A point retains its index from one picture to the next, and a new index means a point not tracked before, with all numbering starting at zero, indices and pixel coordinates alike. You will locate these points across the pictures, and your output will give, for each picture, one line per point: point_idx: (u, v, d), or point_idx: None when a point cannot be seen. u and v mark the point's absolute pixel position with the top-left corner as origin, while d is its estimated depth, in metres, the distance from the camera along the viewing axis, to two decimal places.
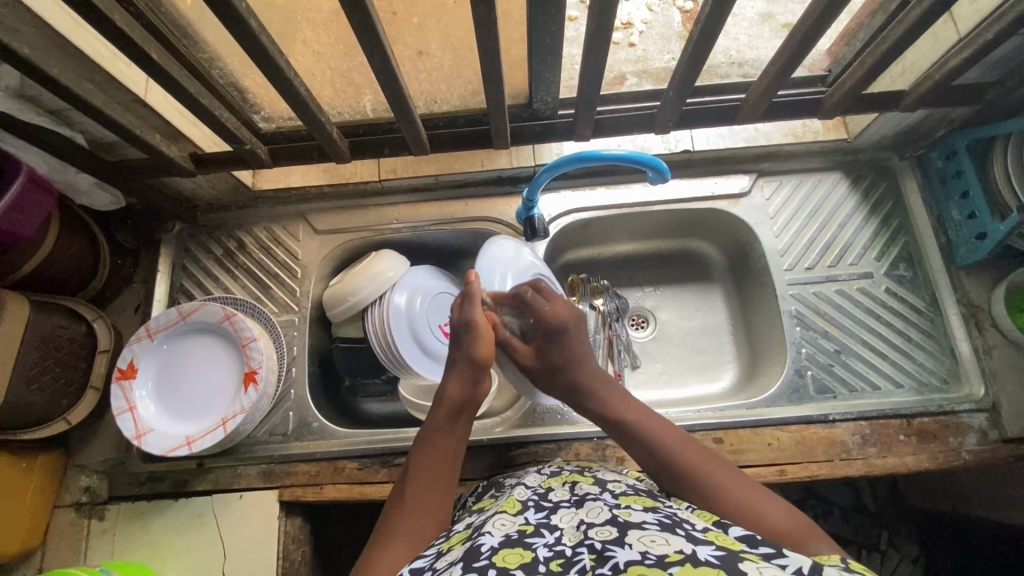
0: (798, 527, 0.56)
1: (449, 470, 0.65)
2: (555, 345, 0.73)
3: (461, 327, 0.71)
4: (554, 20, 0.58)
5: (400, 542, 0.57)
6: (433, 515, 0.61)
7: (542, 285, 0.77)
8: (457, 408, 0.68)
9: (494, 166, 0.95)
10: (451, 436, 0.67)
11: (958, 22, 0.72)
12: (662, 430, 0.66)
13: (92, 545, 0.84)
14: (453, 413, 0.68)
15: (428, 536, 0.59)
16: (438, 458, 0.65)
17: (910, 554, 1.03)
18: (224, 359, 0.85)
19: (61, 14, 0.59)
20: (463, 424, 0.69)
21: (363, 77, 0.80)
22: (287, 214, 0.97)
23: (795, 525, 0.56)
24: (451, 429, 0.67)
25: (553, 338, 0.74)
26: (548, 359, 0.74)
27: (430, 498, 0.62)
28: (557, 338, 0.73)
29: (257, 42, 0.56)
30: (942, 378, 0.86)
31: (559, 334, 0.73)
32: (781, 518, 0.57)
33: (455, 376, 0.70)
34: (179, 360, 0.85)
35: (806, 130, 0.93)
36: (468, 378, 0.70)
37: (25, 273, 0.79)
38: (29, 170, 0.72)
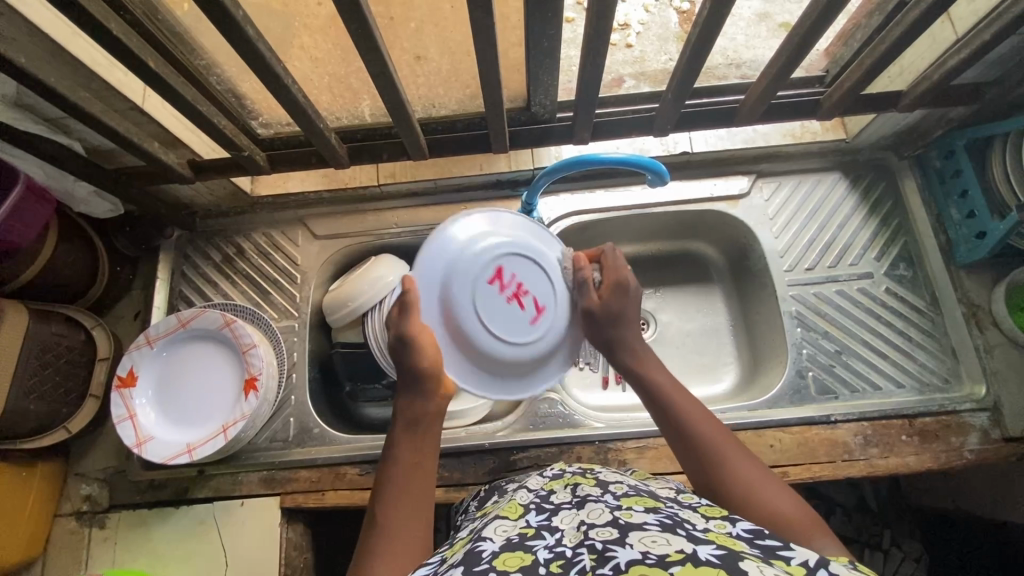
0: (807, 522, 0.55)
1: (423, 481, 0.63)
2: (618, 297, 0.72)
3: (398, 342, 0.69)
4: (550, 25, 0.58)
5: (384, 558, 0.55)
6: (417, 529, 0.59)
7: (609, 254, 0.76)
8: (414, 420, 0.67)
9: (493, 169, 0.95)
10: (416, 448, 0.65)
11: (955, 22, 0.72)
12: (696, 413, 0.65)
13: (94, 553, 0.83)
14: (411, 427, 0.66)
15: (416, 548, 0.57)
16: (407, 471, 0.63)
17: (912, 553, 1.01)
18: (204, 365, 0.85)
19: (59, 24, 0.58)
20: (426, 434, 0.66)
21: (361, 82, 0.79)
22: (285, 219, 0.97)
23: (805, 521, 0.55)
24: (416, 443, 0.65)
25: (618, 298, 0.72)
26: (608, 307, 0.72)
27: (408, 510, 0.60)
28: (624, 292, 0.73)
29: (253, 48, 0.56)
30: (943, 377, 0.86)
31: (623, 290, 0.73)
32: (796, 515, 0.55)
33: (405, 393, 0.68)
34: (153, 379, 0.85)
35: (805, 131, 0.94)
36: (420, 392, 0.68)
37: (23, 281, 0.79)
38: (26, 179, 0.72)
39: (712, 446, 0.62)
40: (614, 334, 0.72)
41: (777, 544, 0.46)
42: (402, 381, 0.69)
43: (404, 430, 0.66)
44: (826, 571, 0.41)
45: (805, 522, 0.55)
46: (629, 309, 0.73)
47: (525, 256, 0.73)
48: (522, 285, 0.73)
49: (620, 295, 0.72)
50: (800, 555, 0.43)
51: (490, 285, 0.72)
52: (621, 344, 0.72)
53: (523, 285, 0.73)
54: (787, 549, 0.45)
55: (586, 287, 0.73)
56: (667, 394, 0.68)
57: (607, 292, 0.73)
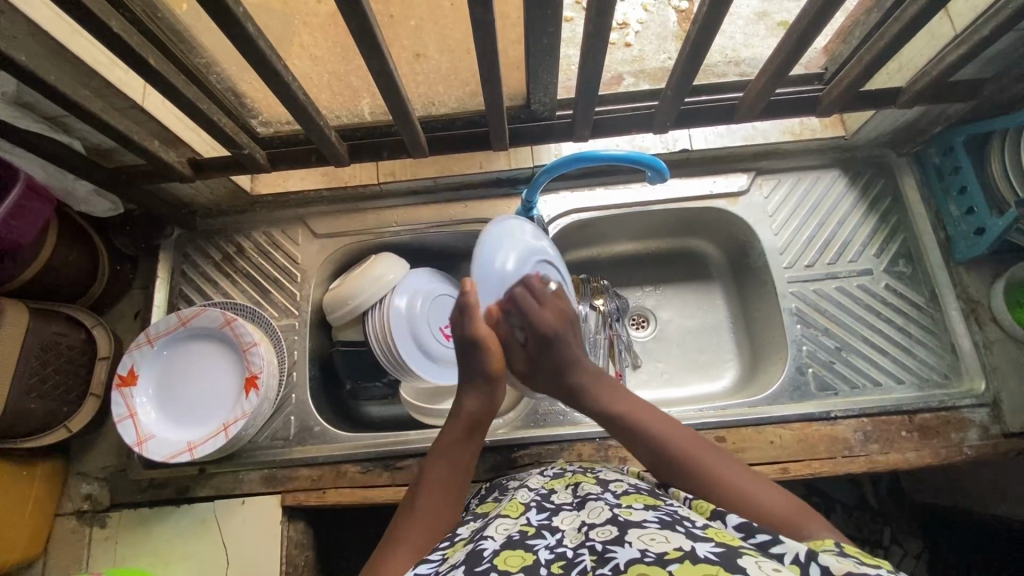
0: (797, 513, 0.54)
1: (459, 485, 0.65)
2: (551, 347, 0.70)
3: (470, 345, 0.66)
4: (550, 22, 0.58)
5: (410, 545, 0.57)
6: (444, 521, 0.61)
7: (539, 282, 0.73)
8: (474, 421, 0.67)
9: (493, 167, 0.95)
10: (465, 452, 0.66)
11: (953, 19, 0.72)
12: (666, 429, 0.64)
13: (95, 552, 0.83)
14: (469, 430, 0.67)
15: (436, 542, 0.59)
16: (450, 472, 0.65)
17: (913, 550, 1.04)
18: (230, 366, 0.84)
19: (59, 22, 0.59)
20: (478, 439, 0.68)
21: (361, 80, 0.80)
22: (286, 218, 0.97)
23: (796, 513, 0.54)
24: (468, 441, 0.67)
25: (549, 348, 0.70)
26: (546, 358, 0.70)
27: (441, 508, 0.62)
28: (550, 343, 0.70)
29: (254, 46, 0.56)
30: (943, 373, 0.86)
31: (557, 338, 0.70)
32: (784, 510, 0.55)
33: (472, 390, 0.68)
34: (190, 367, 0.85)
35: (803, 128, 0.94)
36: (487, 392, 0.68)
37: (23, 280, 0.79)
38: (26, 177, 0.71)
39: (689, 459, 0.61)
40: (564, 385, 0.70)
41: (769, 538, 0.46)
42: (467, 379, 0.68)
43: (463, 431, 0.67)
44: (817, 566, 0.41)
45: (796, 515, 0.54)
46: (564, 357, 0.70)
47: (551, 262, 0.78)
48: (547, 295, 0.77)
49: (547, 347, 0.70)
50: (790, 548, 0.44)
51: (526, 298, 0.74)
52: (574, 390, 0.70)
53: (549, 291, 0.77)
54: (779, 542, 0.45)
55: (511, 343, 0.71)
56: (633, 417, 0.66)
57: (534, 348, 0.70)
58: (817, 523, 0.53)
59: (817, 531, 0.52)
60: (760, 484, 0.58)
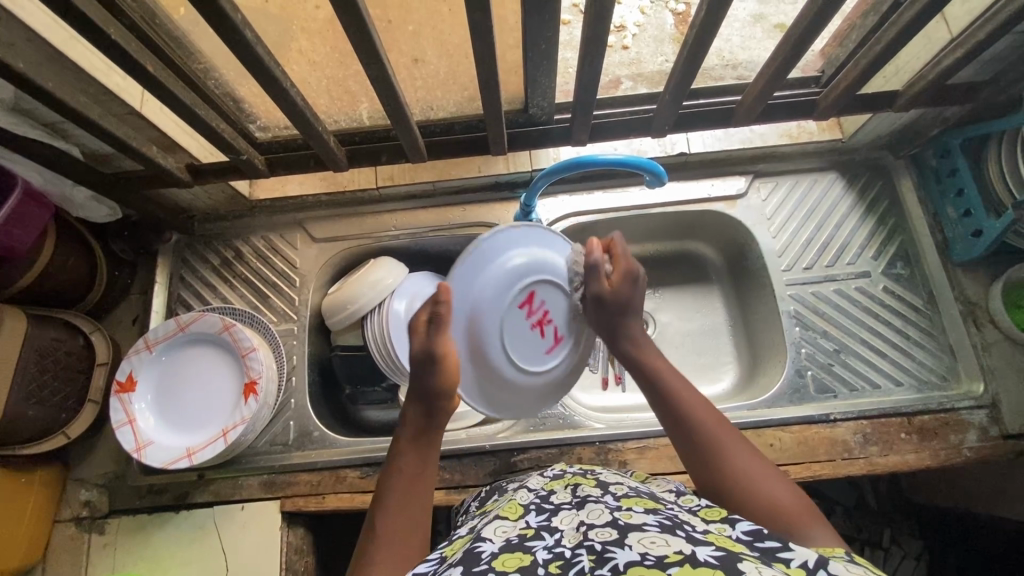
0: (802, 512, 0.55)
1: (420, 494, 0.62)
2: (630, 285, 0.71)
3: (425, 359, 0.66)
4: (548, 27, 0.58)
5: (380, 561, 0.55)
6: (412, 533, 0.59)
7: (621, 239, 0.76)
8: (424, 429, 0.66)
9: (491, 171, 0.95)
10: (419, 460, 0.64)
11: (949, 22, 0.72)
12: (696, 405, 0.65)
13: (93, 559, 0.83)
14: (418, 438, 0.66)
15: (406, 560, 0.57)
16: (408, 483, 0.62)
17: (912, 551, 1.03)
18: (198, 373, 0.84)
19: (57, 29, 0.58)
20: (430, 445, 0.66)
21: (359, 85, 0.80)
22: (284, 222, 0.96)
23: (801, 512, 0.55)
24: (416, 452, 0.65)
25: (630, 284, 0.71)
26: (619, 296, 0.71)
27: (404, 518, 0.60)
28: (636, 281, 0.71)
29: (253, 52, 0.56)
30: (941, 375, 0.86)
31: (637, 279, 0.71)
32: (787, 504, 0.56)
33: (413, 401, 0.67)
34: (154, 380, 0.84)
35: (800, 131, 0.94)
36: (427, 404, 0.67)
37: (22, 286, 0.78)
38: (24, 183, 0.71)
39: (711, 440, 0.62)
40: (619, 325, 0.71)
41: (777, 544, 0.46)
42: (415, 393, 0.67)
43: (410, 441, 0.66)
44: (825, 572, 0.41)
45: (799, 513, 0.55)
46: (637, 297, 0.71)
47: (559, 283, 0.74)
48: (547, 313, 0.75)
49: (632, 282, 0.71)
50: (798, 554, 0.44)
51: (518, 307, 0.73)
52: (624, 334, 0.71)
53: (549, 310, 0.75)
54: (786, 549, 0.45)
55: (597, 273, 0.71)
56: (668, 388, 0.67)
57: (620, 277, 0.71)
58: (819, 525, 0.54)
59: (819, 534, 0.52)
60: (774, 476, 0.59)
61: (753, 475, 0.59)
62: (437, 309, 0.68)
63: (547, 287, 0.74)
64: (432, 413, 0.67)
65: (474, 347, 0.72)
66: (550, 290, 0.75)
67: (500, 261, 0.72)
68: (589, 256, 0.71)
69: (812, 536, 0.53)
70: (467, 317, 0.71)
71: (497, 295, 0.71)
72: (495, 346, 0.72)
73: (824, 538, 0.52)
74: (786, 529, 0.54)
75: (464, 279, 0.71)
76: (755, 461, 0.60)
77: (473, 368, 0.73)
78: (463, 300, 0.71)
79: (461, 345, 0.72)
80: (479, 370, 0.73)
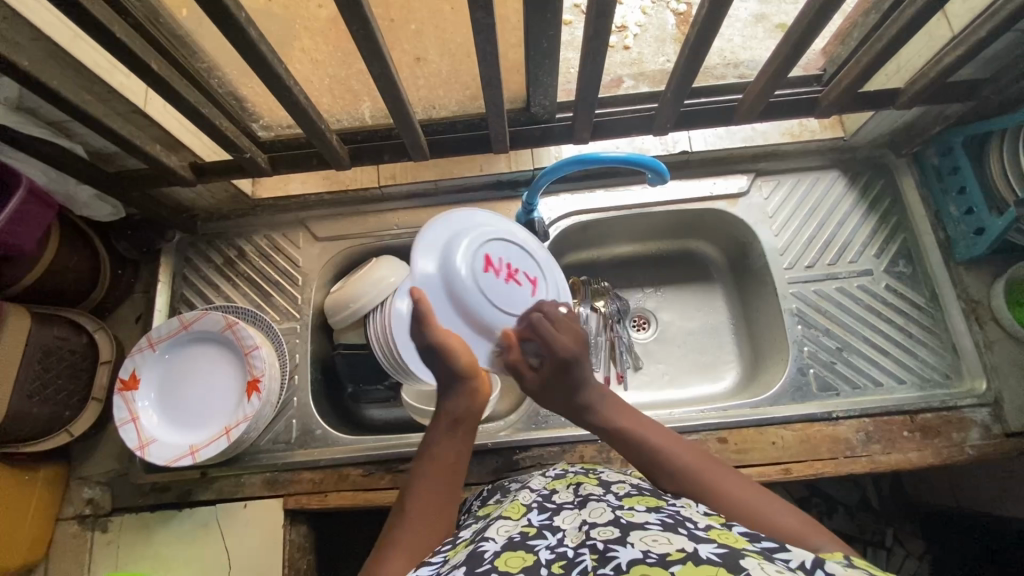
0: (802, 526, 0.54)
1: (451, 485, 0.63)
2: (564, 371, 0.69)
3: (427, 351, 0.66)
4: (550, 25, 0.58)
5: (406, 548, 0.56)
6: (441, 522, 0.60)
7: (552, 306, 0.72)
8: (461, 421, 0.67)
9: (493, 170, 0.95)
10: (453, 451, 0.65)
11: (951, 20, 0.72)
12: (674, 447, 0.64)
13: (96, 557, 0.83)
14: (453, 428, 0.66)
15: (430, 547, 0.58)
16: (437, 471, 0.63)
17: (915, 551, 1.04)
18: (222, 366, 0.85)
19: (62, 27, 0.59)
20: (466, 438, 0.67)
21: (361, 84, 0.80)
22: (287, 221, 0.97)
23: (801, 526, 0.54)
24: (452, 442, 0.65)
25: (563, 371, 0.69)
26: (555, 382, 0.70)
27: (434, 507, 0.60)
28: (568, 367, 0.69)
29: (256, 50, 0.56)
30: (943, 373, 0.86)
31: (569, 363, 0.69)
32: (788, 522, 0.54)
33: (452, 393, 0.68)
34: (181, 371, 0.85)
35: (802, 129, 0.94)
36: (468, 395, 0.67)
37: (26, 285, 0.79)
38: (28, 182, 0.72)
39: (695, 473, 0.60)
40: (572, 405, 0.70)
41: (775, 545, 0.46)
42: (445, 384, 0.67)
43: (445, 431, 0.66)
44: (822, 573, 0.41)
45: (800, 527, 0.53)
46: (579, 377, 0.70)
47: (502, 237, 0.72)
48: (511, 265, 0.72)
49: (563, 372, 0.69)
50: (797, 556, 0.44)
51: (486, 272, 0.69)
52: (582, 406, 0.70)
53: (511, 261, 0.72)
54: (783, 551, 0.45)
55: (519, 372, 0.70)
56: (640, 436, 0.66)
57: (547, 372, 0.70)
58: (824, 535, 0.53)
59: (824, 543, 0.51)
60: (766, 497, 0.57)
61: (745, 497, 0.57)
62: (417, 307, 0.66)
63: (523, 251, 0.74)
64: (467, 403, 0.67)
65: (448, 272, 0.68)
66: (525, 254, 0.74)
67: (484, 215, 0.74)
68: (505, 354, 0.70)
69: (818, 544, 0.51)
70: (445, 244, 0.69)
71: (477, 233, 0.71)
72: (466, 272, 0.68)
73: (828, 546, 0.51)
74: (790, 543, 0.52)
75: (449, 218, 0.72)
76: (744, 486, 0.59)
77: (439, 296, 0.68)
78: (442, 233, 0.71)
79: (433, 265, 0.68)
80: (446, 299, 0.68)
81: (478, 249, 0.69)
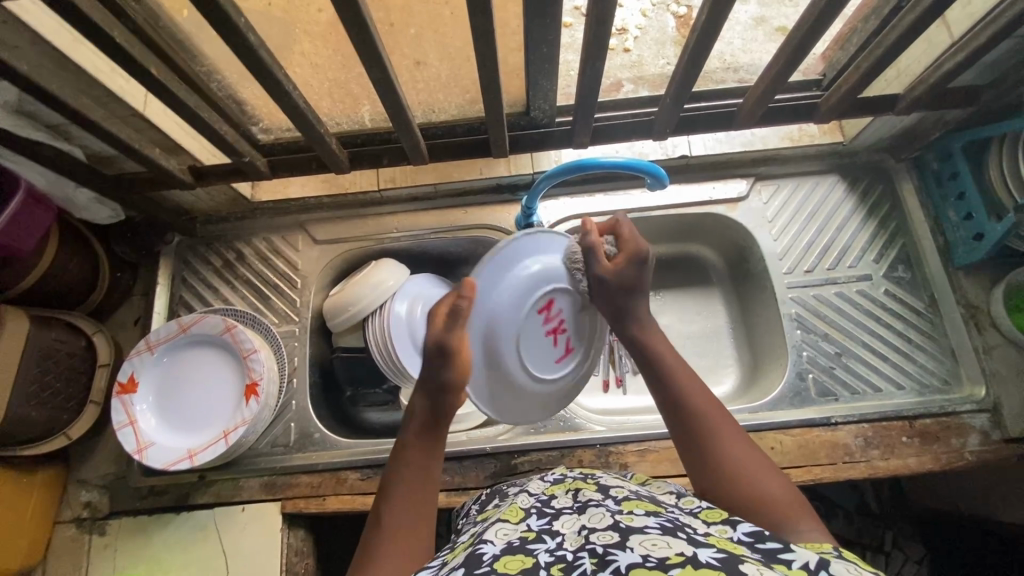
0: (796, 508, 0.54)
1: (427, 488, 0.61)
2: (638, 263, 0.68)
3: (433, 352, 0.64)
4: (550, 29, 0.58)
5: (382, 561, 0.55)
6: (417, 529, 0.58)
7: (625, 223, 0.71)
8: (429, 420, 0.64)
9: (493, 174, 0.95)
10: (426, 452, 0.63)
11: (951, 26, 0.72)
12: (694, 388, 0.63)
13: (93, 560, 0.83)
14: (425, 429, 0.64)
15: (414, 554, 0.56)
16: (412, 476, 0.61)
17: (915, 555, 1.03)
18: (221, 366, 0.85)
19: (60, 31, 0.58)
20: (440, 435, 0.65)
21: (361, 88, 0.80)
22: (286, 224, 0.97)
23: (790, 505, 0.54)
24: (425, 444, 0.63)
25: (637, 270, 0.68)
26: (623, 277, 0.68)
27: (411, 513, 0.59)
28: (642, 264, 0.68)
29: (255, 55, 0.56)
30: (942, 378, 0.86)
31: (646, 258, 0.68)
32: (779, 497, 0.55)
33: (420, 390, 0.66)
34: (169, 374, 0.85)
35: (802, 134, 0.95)
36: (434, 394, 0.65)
37: (23, 288, 0.79)
38: (27, 186, 0.72)
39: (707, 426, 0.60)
40: (623, 308, 0.69)
41: (778, 546, 0.45)
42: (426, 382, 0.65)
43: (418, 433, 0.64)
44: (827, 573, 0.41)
45: (789, 508, 0.54)
46: (644, 281, 0.69)
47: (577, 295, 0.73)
48: (563, 323, 0.74)
49: (636, 265, 0.68)
50: (801, 556, 0.43)
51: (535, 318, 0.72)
52: (631, 314, 0.68)
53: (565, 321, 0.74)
54: (787, 550, 0.44)
55: (597, 254, 0.69)
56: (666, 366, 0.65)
57: (623, 260, 0.68)
58: (811, 520, 0.53)
59: (808, 530, 0.52)
60: (767, 468, 0.57)
61: (752, 469, 0.57)
62: (460, 301, 0.65)
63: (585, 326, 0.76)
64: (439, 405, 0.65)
65: (518, 286, 0.70)
66: (581, 316, 0.75)
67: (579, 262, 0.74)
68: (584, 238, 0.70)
69: (801, 531, 0.52)
70: (535, 263, 0.71)
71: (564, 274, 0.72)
72: (521, 298, 0.70)
73: (812, 533, 0.52)
74: (775, 524, 0.53)
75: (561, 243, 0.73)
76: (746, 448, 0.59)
77: (488, 304, 0.69)
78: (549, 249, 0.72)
79: (512, 266, 0.70)
80: (487, 303, 0.69)
81: (542, 293, 0.71)
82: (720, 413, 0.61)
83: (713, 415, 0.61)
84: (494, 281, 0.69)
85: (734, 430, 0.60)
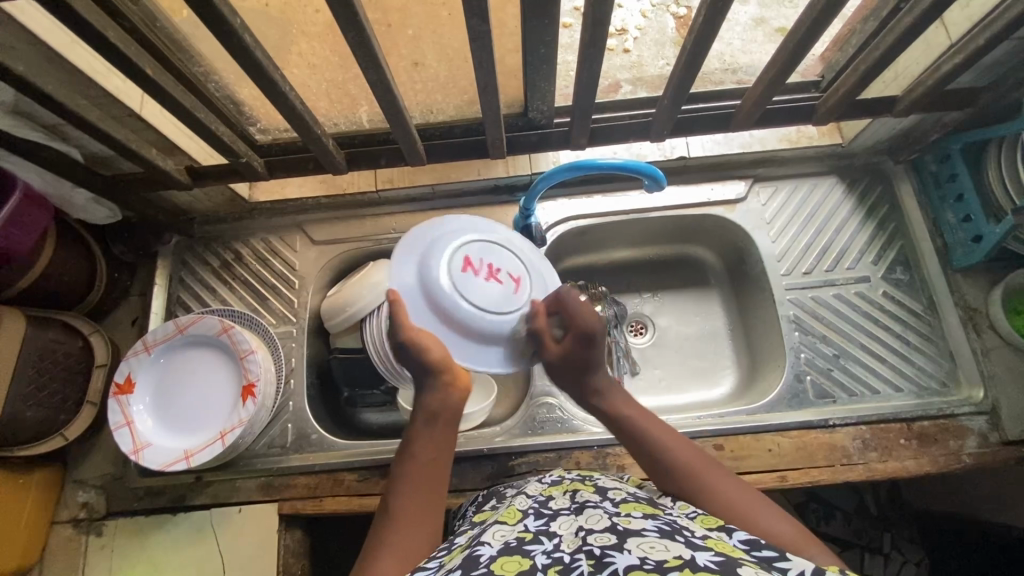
0: (799, 538, 0.54)
1: (435, 484, 0.61)
2: (586, 347, 0.70)
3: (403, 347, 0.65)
4: (547, 31, 0.58)
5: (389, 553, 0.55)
6: (424, 523, 0.58)
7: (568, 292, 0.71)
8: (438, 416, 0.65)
9: (491, 175, 0.95)
10: (434, 449, 0.63)
11: (949, 27, 0.72)
12: (676, 443, 0.64)
13: (90, 561, 0.83)
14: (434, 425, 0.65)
15: (420, 546, 0.57)
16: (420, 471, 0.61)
17: (913, 558, 1.02)
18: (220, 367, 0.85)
19: (57, 32, 0.58)
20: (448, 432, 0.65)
21: (358, 88, 0.81)
22: (284, 225, 0.97)
23: (794, 536, 0.54)
24: (434, 439, 0.64)
25: (585, 355, 0.70)
26: (574, 361, 0.70)
27: (419, 509, 0.59)
28: (589, 343, 0.71)
29: (252, 56, 0.56)
30: (940, 381, 0.86)
31: (593, 340, 0.70)
32: (782, 531, 0.55)
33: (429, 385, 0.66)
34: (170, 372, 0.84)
35: (800, 136, 0.95)
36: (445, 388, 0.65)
37: (20, 288, 0.79)
38: (24, 186, 0.72)
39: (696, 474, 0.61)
40: (583, 386, 0.72)
41: (773, 555, 0.46)
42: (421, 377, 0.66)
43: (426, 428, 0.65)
44: None
45: (794, 538, 0.54)
46: (594, 360, 0.71)
47: (487, 240, 0.71)
48: (492, 265, 0.70)
49: (583, 347, 0.70)
50: (796, 565, 0.43)
51: (463, 271, 0.68)
52: (591, 388, 0.71)
53: (492, 262, 0.70)
54: (783, 559, 0.45)
55: (543, 340, 0.70)
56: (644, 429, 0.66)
57: (569, 346, 0.70)
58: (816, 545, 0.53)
59: (816, 554, 0.52)
60: (764, 503, 0.58)
61: (750, 508, 0.57)
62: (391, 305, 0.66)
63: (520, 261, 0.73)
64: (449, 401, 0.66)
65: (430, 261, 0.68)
66: (507, 252, 0.72)
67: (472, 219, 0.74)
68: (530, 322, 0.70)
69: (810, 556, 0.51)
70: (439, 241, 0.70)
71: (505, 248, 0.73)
72: (437, 264, 0.68)
73: (822, 557, 0.51)
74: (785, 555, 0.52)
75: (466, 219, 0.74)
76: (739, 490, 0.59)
77: (411, 285, 0.68)
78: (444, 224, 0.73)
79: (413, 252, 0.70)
80: (416, 282, 0.68)
81: (457, 245, 0.69)
82: (706, 463, 0.62)
83: (700, 466, 0.61)
84: (404, 269, 0.69)
85: (724, 475, 0.61)
